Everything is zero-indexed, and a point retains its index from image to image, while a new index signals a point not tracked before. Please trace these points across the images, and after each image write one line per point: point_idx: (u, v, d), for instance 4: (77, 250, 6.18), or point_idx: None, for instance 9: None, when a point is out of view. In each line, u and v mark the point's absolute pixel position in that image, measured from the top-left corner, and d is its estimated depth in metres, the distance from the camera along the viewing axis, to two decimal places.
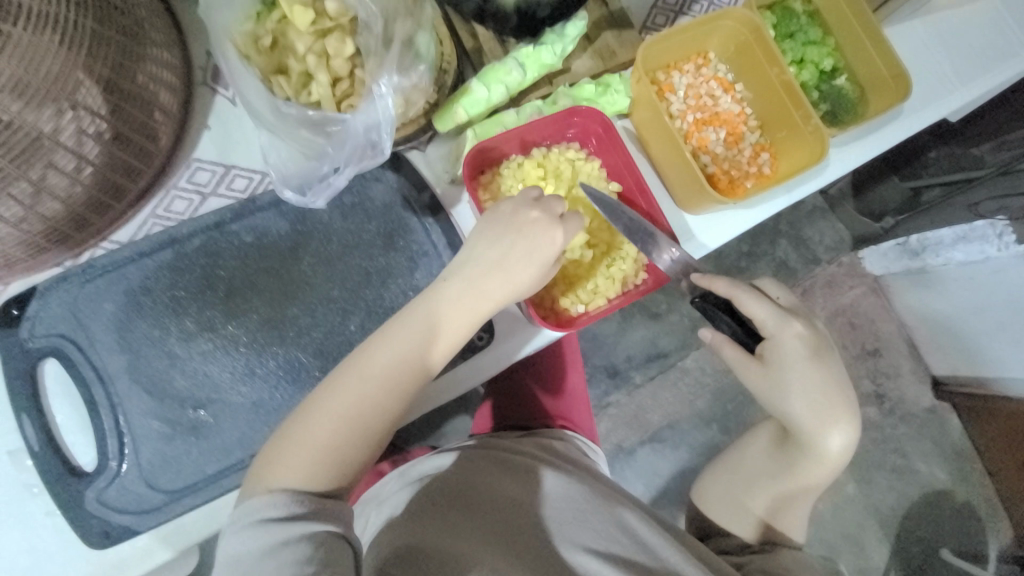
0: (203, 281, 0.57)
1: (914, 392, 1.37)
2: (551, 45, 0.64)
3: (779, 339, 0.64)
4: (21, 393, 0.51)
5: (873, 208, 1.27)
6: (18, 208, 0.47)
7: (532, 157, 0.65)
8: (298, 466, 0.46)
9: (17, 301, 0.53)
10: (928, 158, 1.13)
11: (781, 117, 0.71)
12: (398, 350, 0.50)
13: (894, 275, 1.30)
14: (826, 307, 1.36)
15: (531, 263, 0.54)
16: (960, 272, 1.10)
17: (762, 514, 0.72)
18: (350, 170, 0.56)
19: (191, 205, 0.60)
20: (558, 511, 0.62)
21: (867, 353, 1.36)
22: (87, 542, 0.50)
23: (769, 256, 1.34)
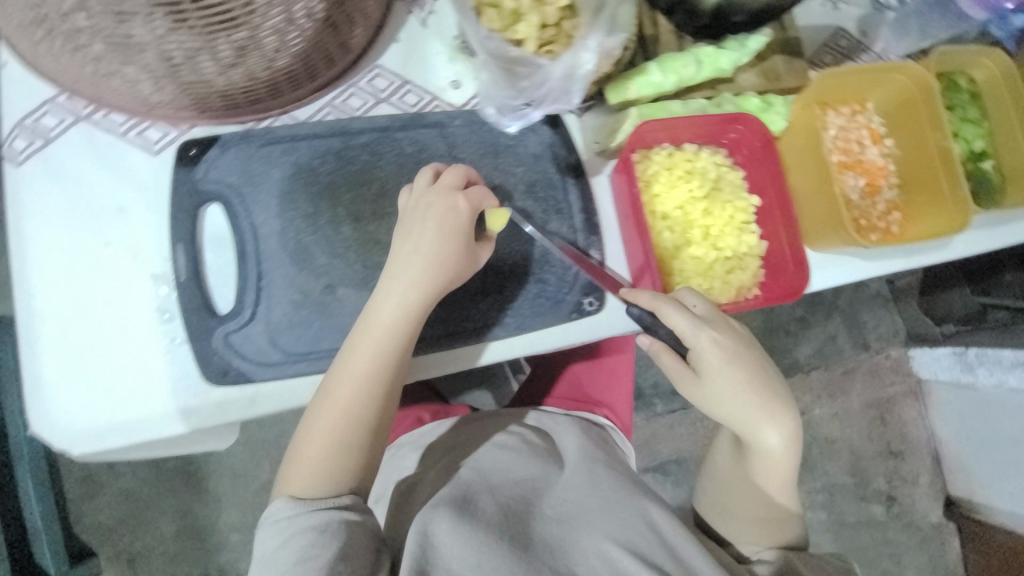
0: (360, 174, 0.60)
1: (925, 505, 1.32)
2: (731, 52, 0.65)
3: (710, 347, 0.60)
4: (182, 225, 0.55)
5: (937, 309, 1.21)
6: (233, 64, 0.49)
7: (683, 151, 0.66)
8: (305, 476, 0.54)
9: (200, 142, 0.57)
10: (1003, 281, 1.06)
11: (926, 182, 0.72)
12: (363, 362, 0.53)
13: (941, 383, 1.28)
14: (862, 396, 1.32)
15: (434, 266, 0.55)
16: (1009, 397, 1.11)
17: (773, 517, 0.68)
18: (545, 108, 0.60)
19: (365, 104, 0.63)
20: (571, 504, 0.68)
21: (890, 453, 1.32)
22: (207, 376, 0.54)
23: (821, 329, 1.30)
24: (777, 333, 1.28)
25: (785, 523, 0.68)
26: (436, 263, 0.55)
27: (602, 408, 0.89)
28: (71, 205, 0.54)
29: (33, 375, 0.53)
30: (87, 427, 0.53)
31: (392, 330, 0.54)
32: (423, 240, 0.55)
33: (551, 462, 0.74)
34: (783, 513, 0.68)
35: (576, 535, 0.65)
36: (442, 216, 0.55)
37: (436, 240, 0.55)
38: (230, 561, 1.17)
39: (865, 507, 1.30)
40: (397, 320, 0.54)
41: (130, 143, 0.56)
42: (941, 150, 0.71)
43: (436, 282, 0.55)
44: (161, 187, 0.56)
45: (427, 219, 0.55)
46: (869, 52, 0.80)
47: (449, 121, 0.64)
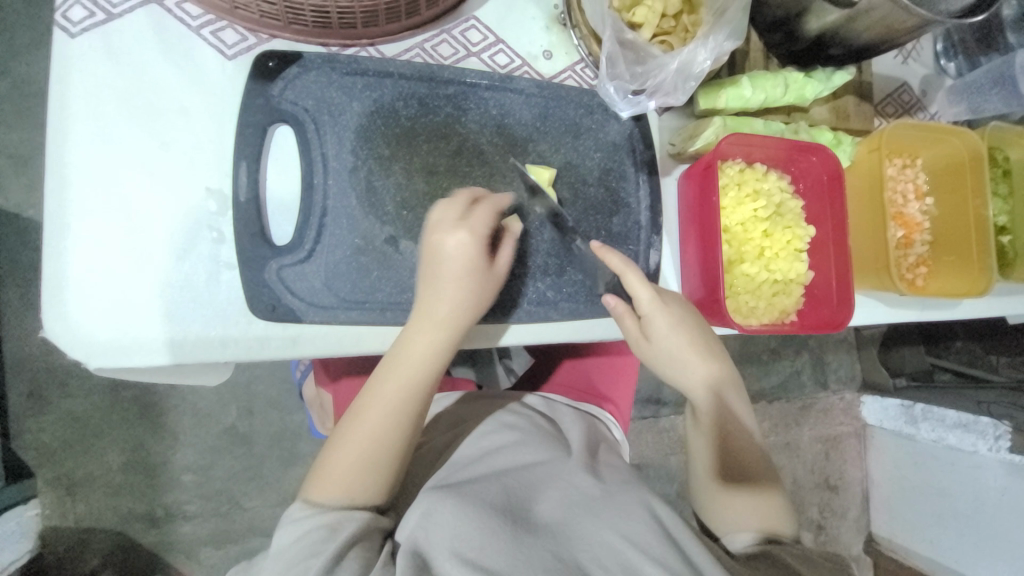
0: (442, 127, 0.57)
1: (849, 537, 1.39)
2: (817, 82, 0.66)
3: (671, 316, 0.59)
4: (250, 142, 0.51)
5: (891, 362, 1.32)
6: None
7: (754, 169, 0.67)
8: (336, 484, 0.52)
9: (280, 57, 0.52)
10: (954, 346, 1.23)
11: (955, 243, 0.77)
12: (396, 388, 0.53)
13: (883, 429, 1.35)
14: (814, 430, 1.38)
15: (469, 275, 0.52)
16: (945, 452, 1.19)
17: (754, 493, 0.63)
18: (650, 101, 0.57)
19: (455, 55, 0.60)
20: (577, 495, 0.57)
21: (827, 486, 1.37)
22: (254, 308, 0.50)
23: (789, 363, 1.36)
24: (750, 361, 1.34)
25: (775, 506, 0.63)
26: (475, 298, 0.53)
27: (606, 403, 0.84)
28: (130, 97, 0.50)
29: (54, 270, 0.47)
30: (108, 338, 0.48)
31: (423, 360, 0.53)
32: (458, 278, 0.52)
33: (559, 447, 0.65)
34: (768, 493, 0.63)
35: (579, 524, 0.54)
36: (475, 254, 0.52)
37: (476, 274, 0.53)
38: (178, 503, 1.07)
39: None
40: (430, 351, 0.53)
41: (204, 41, 0.51)
42: (977, 217, 0.75)
43: (470, 315, 0.53)
44: (231, 96, 0.52)
45: (452, 254, 0.52)
46: (924, 112, 0.83)
47: (538, 90, 0.61)
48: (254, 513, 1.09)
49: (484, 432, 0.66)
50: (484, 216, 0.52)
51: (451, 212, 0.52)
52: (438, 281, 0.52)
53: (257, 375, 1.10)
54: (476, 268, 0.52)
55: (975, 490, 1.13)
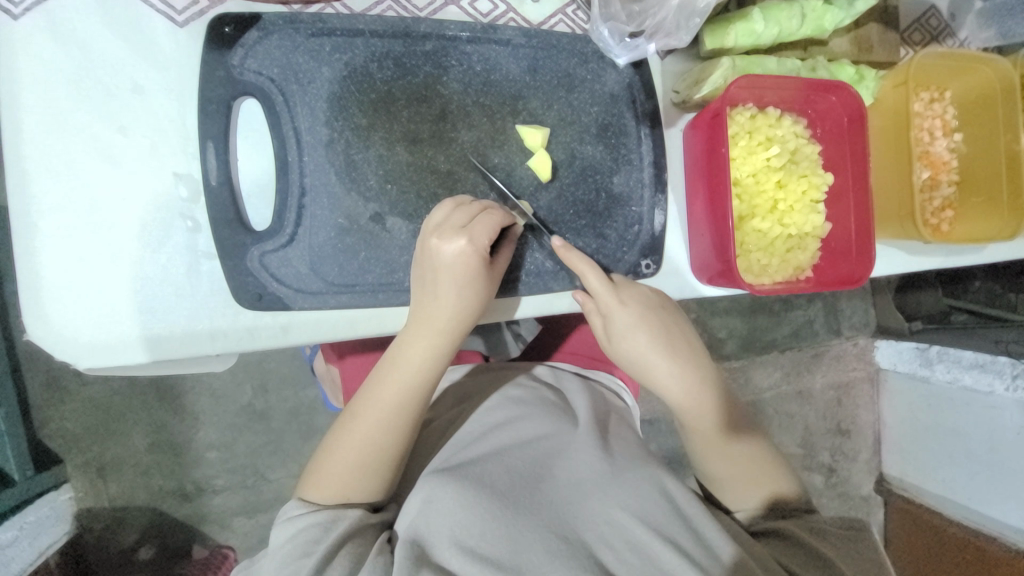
0: (422, 88, 0.52)
1: (860, 479, 1.40)
2: (839, 10, 0.59)
3: (630, 313, 0.57)
4: (214, 120, 0.47)
5: (908, 307, 1.29)
6: None
7: (766, 115, 0.61)
8: (332, 483, 0.53)
9: (237, 19, 0.47)
10: (973, 285, 1.17)
11: (985, 182, 0.71)
12: (396, 391, 0.52)
13: (897, 373, 1.33)
14: (828, 378, 1.36)
15: (461, 279, 0.49)
16: (960, 395, 1.17)
17: (761, 467, 0.62)
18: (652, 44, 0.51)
19: (431, 5, 0.54)
20: (583, 469, 0.57)
21: (840, 431, 1.38)
22: (239, 298, 0.48)
23: (803, 313, 1.33)
24: (762, 312, 1.31)
25: (777, 470, 0.62)
26: (470, 304, 0.51)
27: (617, 368, 0.84)
28: (81, 78, 0.46)
29: (28, 272, 0.45)
30: (94, 337, 0.46)
31: (419, 367, 0.52)
32: (457, 288, 0.49)
33: (565, 419, 0.64)
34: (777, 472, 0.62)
35: (586, 500, 0.54)
36: (475, 265, 0.49)
37: (475, 280, 0.50)
38: (205, 479, 1.10)
39: (808, 476, 1.36)
40: (423, 359, 0.52)
41: (151, 8, 0.46)
42: (1010, 152, 0.70)
43: (469, 320, 0.51)
44: (188, 70, 0.47)
45: (450, 261, 0.49)
46: (954, 38, 0.75)
47: (526, 39, 0.55)
48: (278, 485, 1.12)
49: (489, 408, 0.66)
50: (489, 221, 0.49)
51: (452, 219, 0.49)
52: (433, 285, 0.50)
53: (266, 354, 1.11)
54: (467, 273, 0.49)
55: (990, 430, 1.12)
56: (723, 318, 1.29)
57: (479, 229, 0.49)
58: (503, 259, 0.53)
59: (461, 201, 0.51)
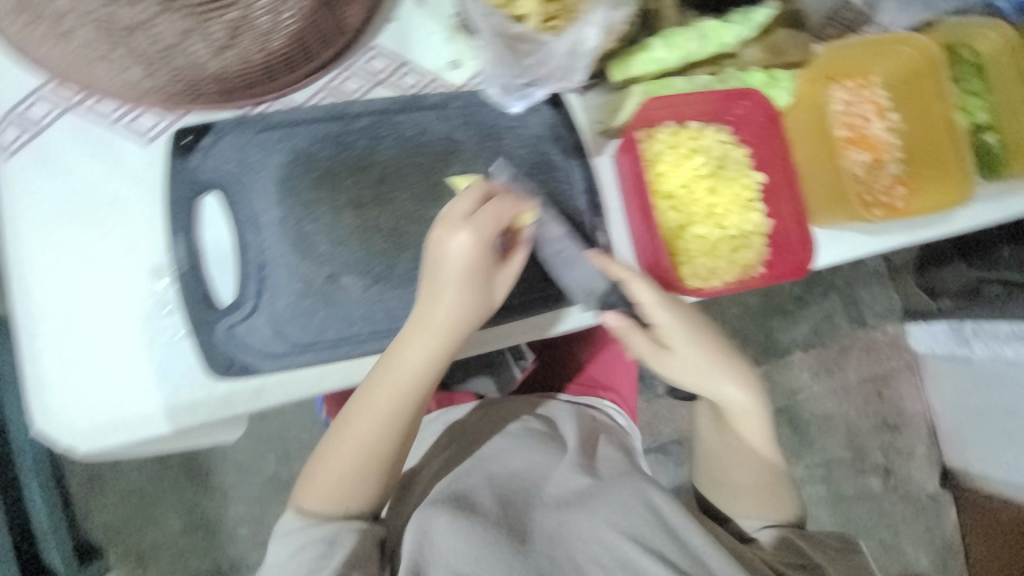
0: (361, 158, 0.59)
1: (921, 475, 1.34)
2: (736, 25, 0.64)
3: (684, 325, 0.61)
4: (179, 215, 0.54)
5: (934, 285, 1.18)
6: (226, 45, 0.48)
7: (688, 129, 0.65)
8: (329, 497, 0.55)
9: (193, 131, 0.55)
10: (1001, 256, 0.99)
11: (930, 155, 0.72)
12: (392, 396, 0.54)
13: (936, 357, 1.28)
14: (860, 371, 1.33)
15: (456, 279, 0.52)
16: (1007, 368, 1.07)
17: (772, 485, 0.65)
18: (546, 88, 0.57)
19: (363, 87, 0.62)
20: (573, 490, 0.60)
21: (886, 427, 1.33)
22: (213, 368, 0.53)
23: (818, 308, 1.30)
24: (774, 314, 1.29)
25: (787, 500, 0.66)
26: (466, 309, 0.54)
27: (608, 392, 0.85)
28: (70, 201, 0.54)
29: (34, 373, 0.52)
30: (95, 423, 0.52)
31: (421, 370, 0.54)
32: (457, 288, 0.53)
33: (553, 447, 0.66)
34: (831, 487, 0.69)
35: (575, 522, 0.57)
36: (472, 265, 0.53)
37: (475, 276, 0.53)
38: (240, 555, 1.13)
39: (863, 479, 1.32)
40: (429, 363, 0.54)
41: (122, 133, 0.55)
42: (947, 122, 0.71)
43: (465, 327, 0.54)
44: (155, 177, 0.55)
45: (451, 260, 0.52)
46: (873, 25, 0.77)
47: (449, 102, 0.62)
48: None
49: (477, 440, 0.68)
50: (497, 211, 0.53)
51: (461, 209, 0.53)
52: (433, 289, 0.53)
53: (287, 422, 1.15)
54: (462, 275, 0.53)
55: None
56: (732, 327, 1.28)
57: (485, 225, 0.52)
58: (509, 262, 0.56)
59: (472, 191, 0.54)
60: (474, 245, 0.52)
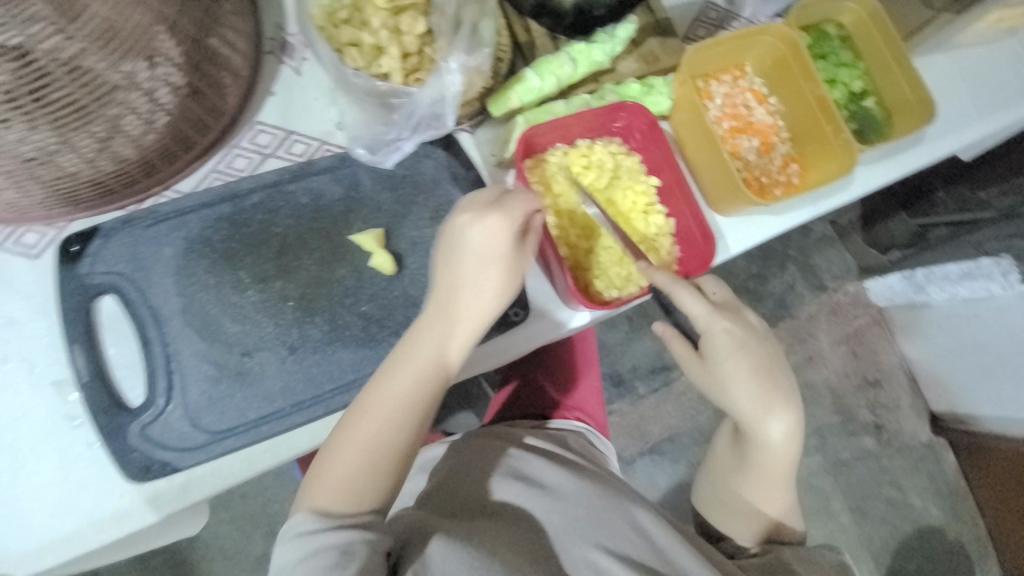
0: (259, 233, 0.59)
1: (912, 425, 1.36)
2: (602, 44, 0.68)
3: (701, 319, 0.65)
4: (76, 324, 0.53)
5: (881, 240, 1.28)
6: (92, 151, 0.48)
7: (578, 147, 0.67)
8: (338, 472, 0.50)
9: (78, 237, 0.55)
10: (938, 197, 1.16)
11: (812, 130, 0.76)
12: (384, 410, 0.52)
13: (898, 306, 1.30)
14: (833, 334, 1.34)
15: (496, 258, 0.54)
16: (966, 308, 1.12)
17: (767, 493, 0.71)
18: (416, 138, 0.60)
19: (251, 163, 0.62)
20: (563, 518, 0.63)
21: (867, 384, 1.34)
22: (127, 474, 0.52)
23: (779, 279, 1.33)
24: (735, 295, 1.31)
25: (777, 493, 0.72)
26: (487, 299, 0.55)
27: (575, 411, 0.87)
28: None
29: None
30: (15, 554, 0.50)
31: (409, 374, 0.53)
32: (496, 267, 0.54)
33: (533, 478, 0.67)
34: (785, 493, 0.71)
35: None
36: (508, 244, 0.54)
37: (502, 262, 0.54)
38: None
39: (856, 440, 1.33)
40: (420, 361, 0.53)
41: (10, 253, 0.55)
42: (817, 98, 0.74)
43: (470, 317, 0.55)
44: (47, 291, 0.54)
45: (476, 245, 0.53)
46: (739, 19, 0.82)
47: (341, 163, 0.63)
48: None
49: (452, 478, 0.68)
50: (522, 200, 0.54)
51: (482, 200, 0.54)
52: (474, 289, 0.54)
53: (271, 498, 1.12)
54: (501, 273, 0.54)
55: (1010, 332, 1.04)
56: None
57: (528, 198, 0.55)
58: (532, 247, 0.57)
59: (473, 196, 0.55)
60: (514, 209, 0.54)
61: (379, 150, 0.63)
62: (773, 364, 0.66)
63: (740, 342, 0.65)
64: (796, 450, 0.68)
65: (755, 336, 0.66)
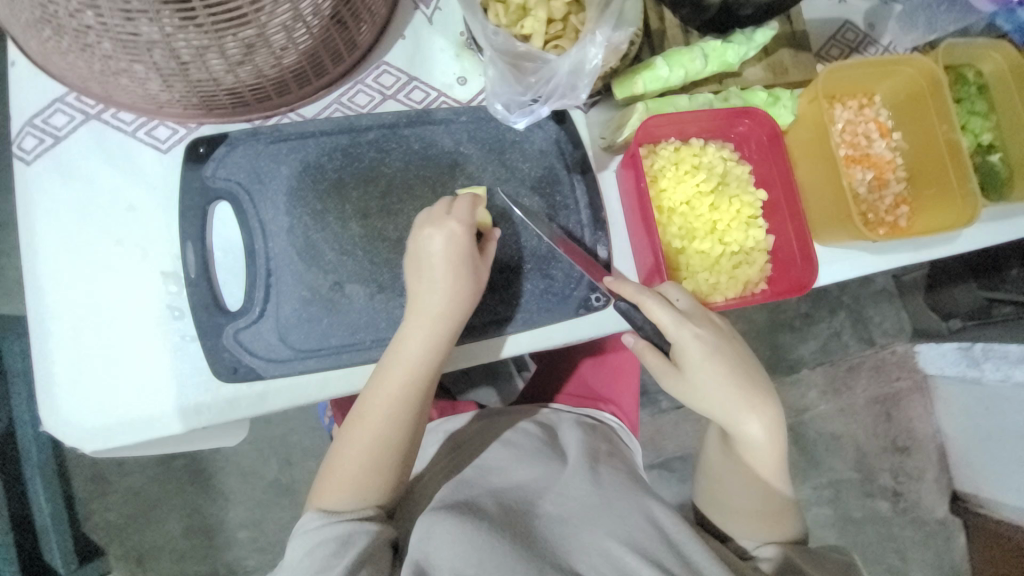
0: (369, 170, 0.60)
1: (931, 499, 1.30)
2: (738, 45, 0.65)
3: (695, 341, 0.59)
4: (192, 223, 0.56)
5: (943, 305, 1.17)
6: (240, 61, 0.49)
7: (690, 146, 0.66)
8: (352, 469, 0.55)
9: (207, 141, 0.57)
10: (1009, 274, 1.01)
11: (933, 174, 0.72)
12: (389, 397, 0.55)
13: (947, 379, 1.26)
14: (868, 391, 1.29)
15: (455, 257, 0.55)
16: (1016, 393, 1.09)
17: (770, 503, 0.64)
18: (550, 105, 0.58)
19: (372, 102, 0.63)
20: (572, 504, 0.61)
21: (895, 448, 1.29)
22: (217, 372, 0.54)
23: (826, 325, 1.29)
24: (780, 330, 1.27)
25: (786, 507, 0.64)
26: (458, 293, 0.55)
27: (608, 404, 0.85)
28: (87, 205, 0.56)
29: (43, 372, 0.53)
30: (97, 423, 0.53)
31: (414, 365, 0.55)
32: (445, 270, 0.55)
33: (555, 458, 0.67)
34: (783, 487, 0.64)
35: (578, 534, 0.58)
36: (464, 243, 0.55)
37: (461, 263, 0.55)
38: (240, 559, 1.14)
39: (870, 502, 1.28)
40: (423, 355, 0.55)
41: (141, 142, 0.57)
42: (948, 142, 0.70)
43: (460, 309, 0.56)
44: (170, 185, 0.57)
45: (438, 246, 0.55)
46: (876, 46, 0.79)
47: (456, 117, 0.63)
48: None
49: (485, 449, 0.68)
50: (464, 207, 0.56)
51: (440, 207, 0.56)
52: (425, 276, 0.55)
53: (291, 428, 1.16)
54: (468, 271, 0.56)
55: None
56: None
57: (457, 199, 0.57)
58: (489, 250, 0.59)
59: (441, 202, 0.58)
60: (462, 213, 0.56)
61: (514, 110, 0.61)
62: (743, 361, 0.62)
63: (712, 347, 0.60)
64: (779, 449, 0.63)
65: (723, 337, 0.61)
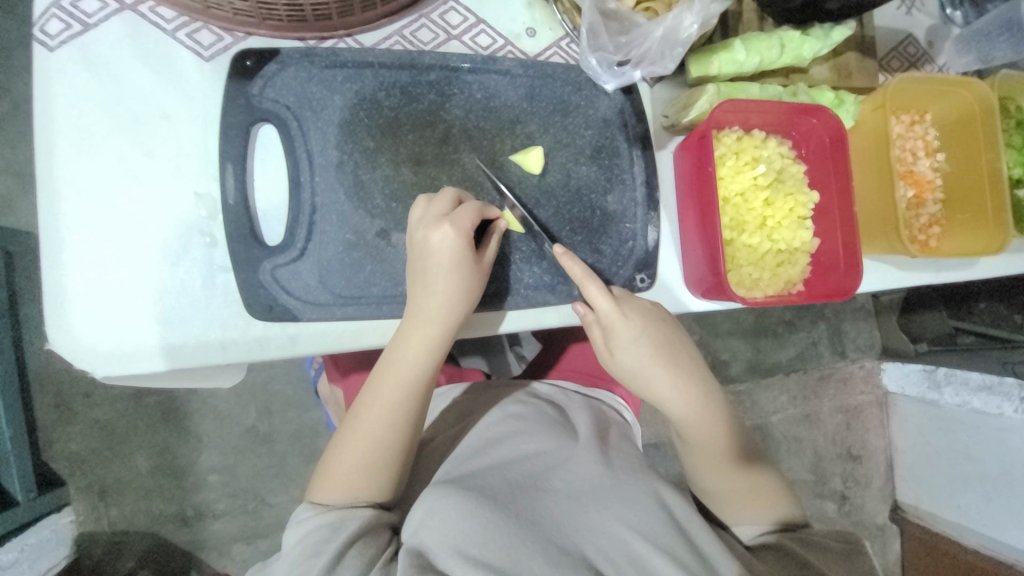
0: (427, 113, 0.56)
1: (873, 506, 1.37)
2: (815, 39, 0.63)
3: (633, 325, 0.59)
4: (234, 144, 0.51)
5: (913, 329, 1.26)
6: None
7: (752, 136, 0.64)
8: (348, 467, 0.54)
9: (257, 55, 0.52)
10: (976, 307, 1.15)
11: (968, 199, 0.74)
12: (388, 399, 0.54)
13: (906, 397, 1.32)
14: (833, 401, 1.35)
15: (451, 262, 0.51)
16: (970, 418, 1.15)
17: (749, 483, 0.64)
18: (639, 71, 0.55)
19: (435, 40, 0.58)
20: (582, 483, 0.58)
21: (849, 456, 1.35)
22: (251, 309, 0.51)
23: (805, 335, 1.33)
24: (764, 334, 1.31)
25: (774, 491, 0.64)
26: (460, 295, 0.53)
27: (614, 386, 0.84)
28: (115, 107, 0.50)
29: (54, 284, 0.48)
30: (111, 348, 0.49)
31: (417, 366, 0.54)
32: (447, 277, 0.52)
33: (564, 432, 0.66)
34: (750, 462, 0.64)
35: (583, 517, 0.55)
36: (463, 248, 0.52)
37: (459, 268, 0.52)
38: (207, 503, 1.09)
39: (820, 503, 1.33)
40: (420, 358, 0.53)
41: (181, 45, 0.51)
42: (989, 169, 0.72)
43: (462, 313, 0.53)
44: (212, 99, 0.52)
45: (438, 251, 0.51)
46: (932, 64, 0.79)
47: (522, 69, 0.59)
48: (280, 509, 1.11)
49: (490, 422, 0.67)
50: (467, 211, 0.52)
51: (436, 208, 0.52)
52: (425, 280, 0.52)
53: (273, 376, 1.12)
54: (468, 276, 0.53)
55: (1004, 453, 1.08)
56: (724, 340, 1.30)
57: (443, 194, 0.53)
58: (488, 247, 0.55)
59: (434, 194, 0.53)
60: (459, 216, 0.52)
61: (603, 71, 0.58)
62: (674, 340, 0.61)
63: (645, 330, 0.59)
64: (728, 423, 0.64)
65: (655, 318, 0.60)
